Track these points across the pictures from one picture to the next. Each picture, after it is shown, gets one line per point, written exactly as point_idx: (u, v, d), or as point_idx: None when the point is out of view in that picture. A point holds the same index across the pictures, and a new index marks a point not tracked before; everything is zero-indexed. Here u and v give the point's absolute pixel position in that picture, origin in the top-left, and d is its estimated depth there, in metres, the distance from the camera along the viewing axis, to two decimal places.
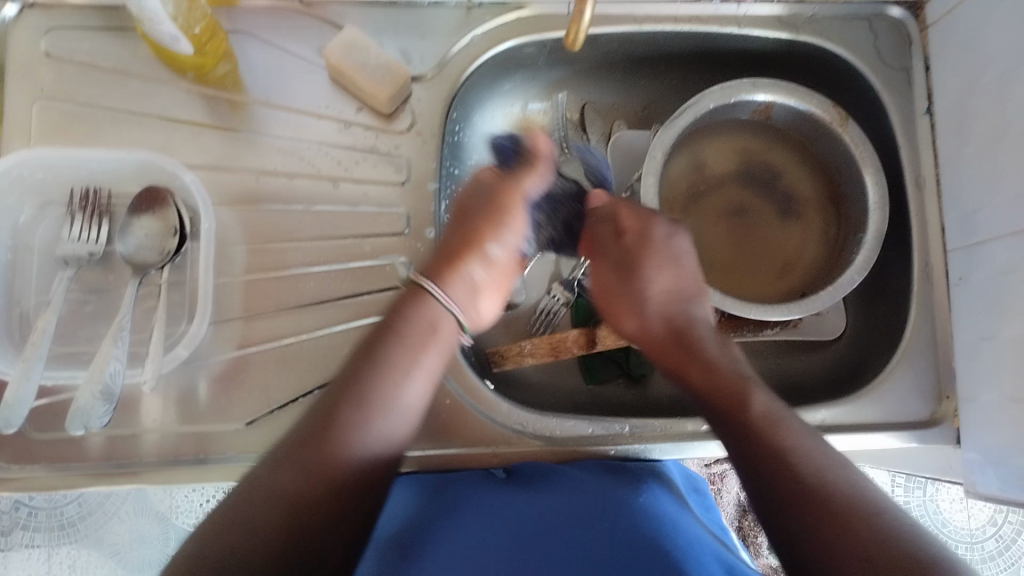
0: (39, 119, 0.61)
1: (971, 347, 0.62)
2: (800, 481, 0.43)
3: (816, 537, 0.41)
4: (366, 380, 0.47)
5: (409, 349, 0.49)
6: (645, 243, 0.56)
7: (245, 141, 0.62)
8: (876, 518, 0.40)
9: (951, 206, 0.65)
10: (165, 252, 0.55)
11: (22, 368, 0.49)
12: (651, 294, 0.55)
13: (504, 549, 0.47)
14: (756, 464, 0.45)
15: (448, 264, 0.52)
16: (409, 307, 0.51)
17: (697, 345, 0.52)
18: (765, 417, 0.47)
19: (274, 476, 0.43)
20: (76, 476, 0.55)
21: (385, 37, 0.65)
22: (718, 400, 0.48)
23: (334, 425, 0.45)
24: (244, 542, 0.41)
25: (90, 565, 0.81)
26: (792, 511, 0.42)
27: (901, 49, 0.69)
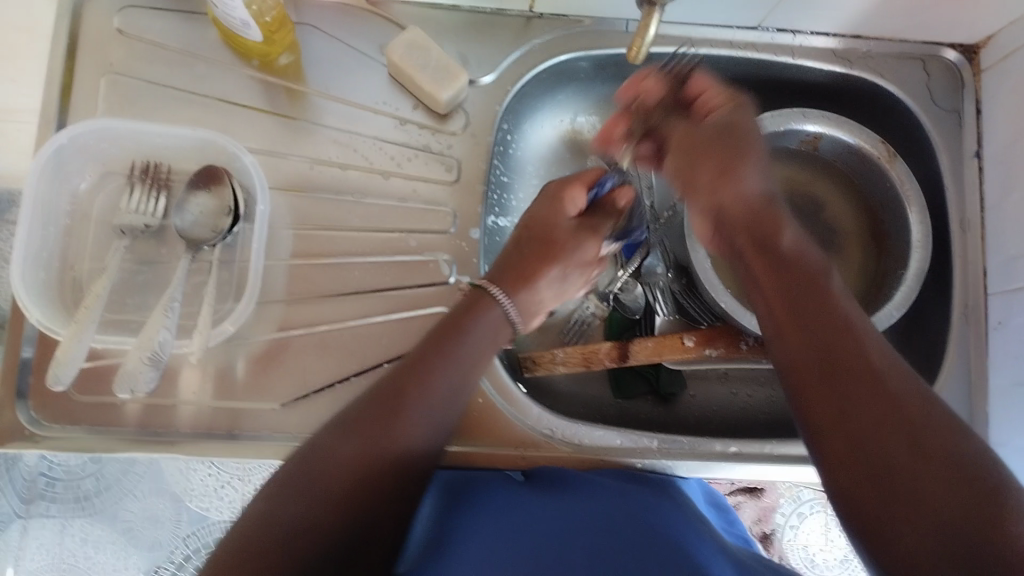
0: (107, 92, 0.63)
1: (1006, 393, 0.62)
2: (861, 362, 0.44)
3: (889, 449, 0.40)
4: (417, 369, 0.50)
5: (467, 350, 0.53)
6: (734, 138, 0.55)
7: (302, 130, 0.63)
8: (928, 404, 0.42)
9: (994, 251, 0.65)
10: (218, 230, 0.57)
11: (76, 328, 0.50)
12: (742, 182, 0.53)
13: (541, 528, 0.49)
14: (832, 333, 0.45)
15: (516, 277, 0.58)
16: (476, 310, 0.55)
17: (776, 224, 0.52)
18: (835, 300, 0.47)
19: (334, 444, 0.46)
20: (112, 440, 0.56)
21: (446, 40, 0.66)
22: (795, 281, 0.48)
23: (386, 408, 0.47)
24: (296, 511, 0.43)
25: (102, 540, 0.78)
26: (851, 393, 0.43)
27: (954, 91, 0.70)
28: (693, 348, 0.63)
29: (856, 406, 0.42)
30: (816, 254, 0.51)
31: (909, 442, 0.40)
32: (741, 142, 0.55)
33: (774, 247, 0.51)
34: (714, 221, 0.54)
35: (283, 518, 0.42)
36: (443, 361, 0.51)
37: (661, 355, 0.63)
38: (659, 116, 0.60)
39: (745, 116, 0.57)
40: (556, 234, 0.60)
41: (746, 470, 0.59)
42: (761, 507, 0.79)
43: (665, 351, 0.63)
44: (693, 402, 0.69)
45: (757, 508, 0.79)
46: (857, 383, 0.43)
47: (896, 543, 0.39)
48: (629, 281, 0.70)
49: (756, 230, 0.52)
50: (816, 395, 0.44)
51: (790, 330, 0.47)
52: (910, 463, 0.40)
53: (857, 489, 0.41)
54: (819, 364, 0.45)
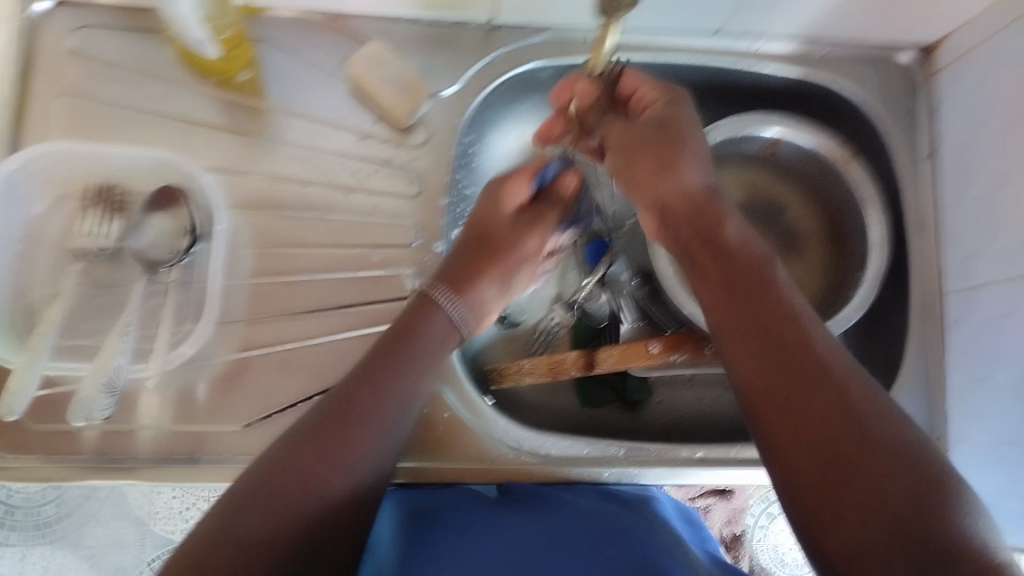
0: (61, 113, 0.61)
1: (966, 390, 0.63)
2: (803, 357, 0.43)
3: (840, 441, 0.40)
4: (367, 378, 0.49)
5: (421, 362, 0.52)
6: (673, 126, 0.54)
7: (262, 147, 0.63)
8: (874, 399, 0.42)
9: (952, 251, 0.66)
10: (176, 251, 0.57)
11: (27, 357, 0.49)
12: (684, 180, 0.52)
13: (509, 560, 0.48)
14: (763, 317, 0.46)
15: (461, 279, 0.57)
16: (418, 317, 0.54)
17: (719, 217, 0.51)
18: (777, 292, 0.47)
19: (295, 459, 0.45)
20: (71, 469, 0.55)
21: (406, 53, 0.66)
22: (741, 268, 0.48)
23: (339, 418, 0.47)
24: (248, 527, 0.42)
25: (65, 567, 0.77)
26: (796, 385, 0.42)
27: (909, 94, 0.71)
28: (657, 355, 0.63)
29: (801, 399, 0.42)
30: (759, 245, 0.50)
31: (855, 431, 0.40)
32: (689, 140, 0.53)
33: (715, 236, 0.50)
34: (658, 216, 0.53)
35: (236, 541, 0.41)
36: (394, 370, 0.51)
37: (627, 363, 0.63)
38: (596, 116, 0.58)
39: (683, 109, 0.55)
40: (494, 234, 0.61)
41: (710, 475, 0.59)
42: (732, 508, 0.78)
43: (630, 359, 0.63)
44: (660, 409, 0.69)
45: (728, 510, 0.78)
46: (799, 375, 0.43)
47: (841, 535, 0.38)
48: (594, 288, 0.70)
49: (698, 218, 0.51)
50: (759, 380, 0.44)
51: (727, 310, 0.47)
52: (858, 457, 0.39)
53: (803, 483, 0.40)
54: (760, 352, 0.44)
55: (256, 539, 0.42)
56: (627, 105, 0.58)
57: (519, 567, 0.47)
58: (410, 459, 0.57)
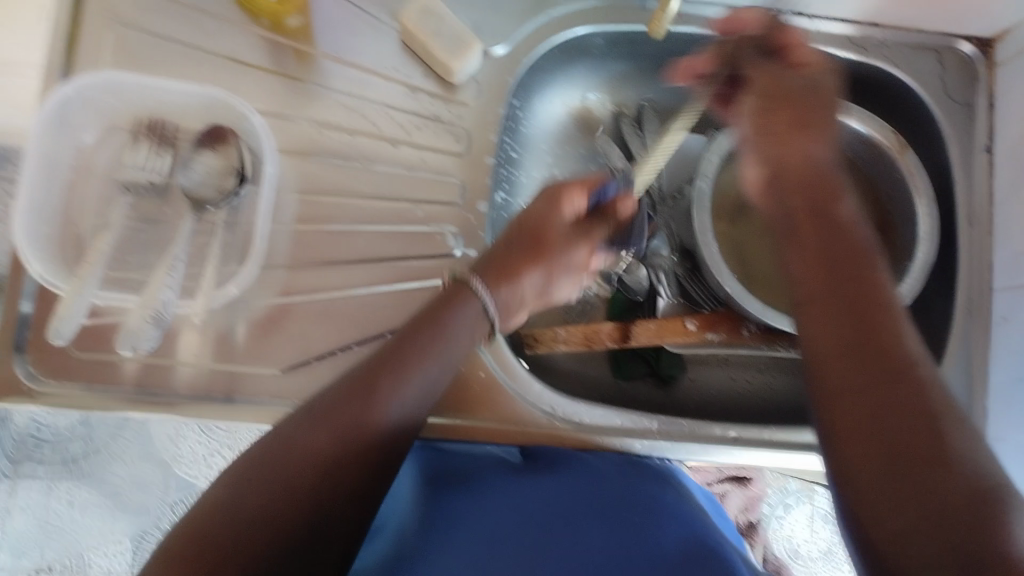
0: (113, 45, 0.61)
1: (1007, 386, 0.62)
2: (883, 350, 0.43)
3: (907, 437, 0.39)
4: (383, 361, 0.49)
5: (449, 330, 0.51)
6: (817, 102, 0.55)
7: (310, 93, 0.62)
8: (953, 406, 0.41)
9: (1002, 246, 0.65)
10: (224, 192, 0.57)
11: (76, 284, 0.50)
12: (811, 154, 0.54)
13: (535, 527, 0.48)
14: (862, 308, 0.46)
15: (501, 272, 0.54)
16: (452, 300, 0.53)
17: (830, 202, 0.52)
18: (880, 299, 0.46)
19: (302, 434, 0.45)
20: (109, 398, 0.56)
21: (459, 8, 0.65)
22: (851, 261, 0.48)
23: (351, 396, 0.46)
24: (256, 504, 0.43)
25: (88, 502, 0.81)
26: (876, 376, 0.42)
27: (968, 84, 0.69)
28: (694, 332, 0.63)
29: (874, 386, 0.42)
30: (867, 235, 0.51)
31: (922, 430, 0.40)
32: (800, 105, 0.55)
33: (825, 213, 0.51)
34: (769, 180, 0.54)
35: (239, 501, 0.43)
36: (416, 354, 0.49)
37: (663, 338, 0.63)
38: (748, 55, 0.58)
39: (829, 83, 0.57)
40: (546, 235, 0.56)
41: (745, 454, 0.59)
42: (749, 495, 0.81)
43: (667, 334, 0.63)
44: (693, 386, 0.69)
45: (746, 497, 0.81)
46: (881, 362, 0.43)
47: (885, 512, 0.38)
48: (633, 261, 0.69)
49: (812, 197, 0.52)
50: (841, 367, 0.44)
51: (821, 289, 0.48)
52: (918, 447, 0.39)
53: (865, 477, 0.40)
54: (851, 342, 0.44)
55: (254, 495, 0.43)
56: (784, 56, 0.57)
57: (548, 532, 0.48)
58: (444, 416, 0.58)
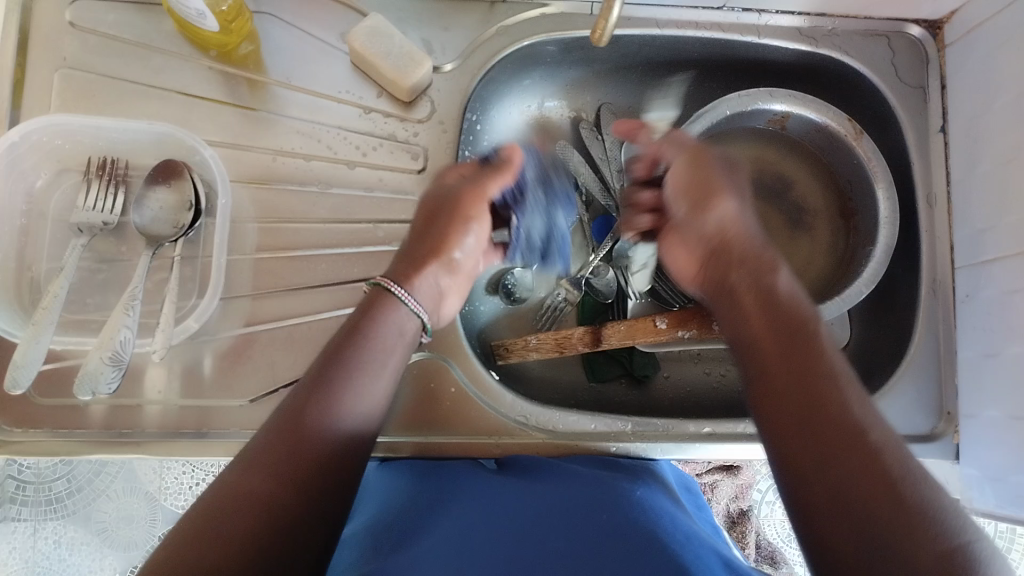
0: (61, 86, 0.61)
1: (975, 364, 0.62)
2: (833, 406, 0.44)
3: (871, 506, 0.40)
4: (324, 388, 0.47)
5: (370, 351, 0.50)
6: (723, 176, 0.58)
7: (263, 120, 0.62)
8: (910, 467, 0.42)
9: (960, 226, 0.65)
10: (180, 226, 0.56)
11: (32, 331, 0.49)
12: (721, 216, 0.57)
13: (508, 533, 0.47)
14: (808, 377, 0.46)
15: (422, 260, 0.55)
16: (375, 311, 0.52)
17: (763, 273, 0.53)
18: (825, 364, 0.47)
19: (237, 474, 0.43)
20: (78, 444, 0.55)
21: (408, 26, 0.65)
22: (789, 338, 0.49)
23: (297, 426, 0.45)
24: (193, 551, 0.39)
25: (75, 541, 0.81)
26: (828, 431, 0.43)
27: (920, 67, 0.69)
28: (665, 330, 0.62)
29: (836, 457, 0.42)
30: (811, 307, 0.52)
31: (884, 500, 0.40)
32: (714, 180, 0.58)
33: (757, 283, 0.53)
34: (708, 256, 0.57)
35: (207, 548, 0.39)
36: (358, 371, 0.49)
37: (634, 338, 0.63)
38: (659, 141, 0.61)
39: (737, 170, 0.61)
40: (437, 212, 0.56)
41: (720, 448, 0.59)
42: (739, 485, 0.81)
43: (638, 334, 0.63)
44: (668, 384, 0.69)
45: (735, 487, 0.81)
46: (839, 431, 0.43)
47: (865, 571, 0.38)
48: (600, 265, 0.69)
49: (750, 270, 0.54)
50: (801, 437, 0.44)
51: (769, 370, 0.48)
52: (871, 488, 0.40)
53: (839, 547, 0.40)
54: (801, 409, 0.45)
55: (219, 545, 0.39)
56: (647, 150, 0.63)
57: (530, 528, 0.48)
58: (417, 433, 0.57)
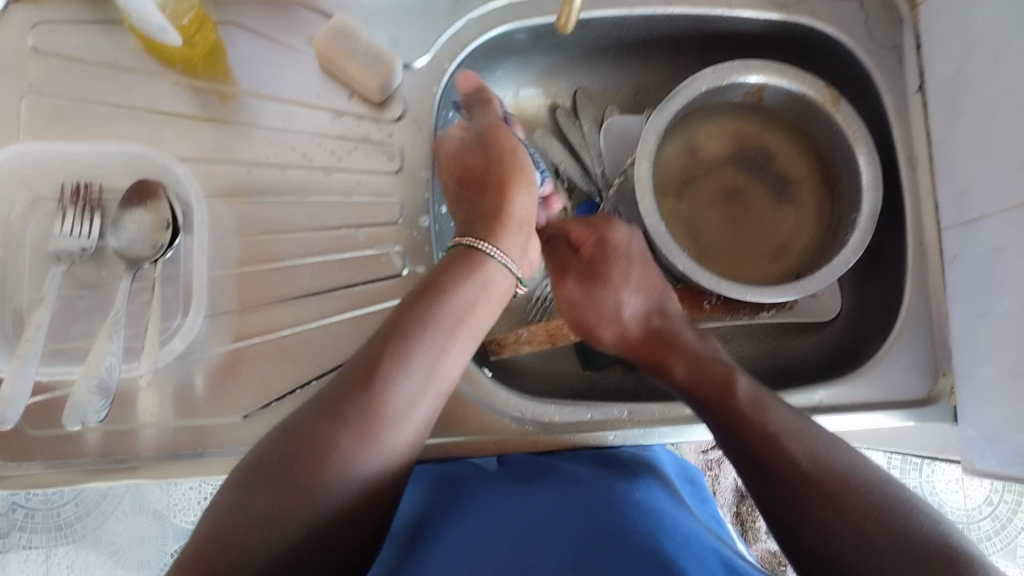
0: (29, 114, 0.60)
1: (968, 325, 0.61)
2: (789, 471, 0.47)
3: (844, 542, 0.44)
4: (424, 355, 0.49)
5: (447, 306, 0.51)
6: (607, 253, 0.60)
7: (235, 132, 0.61)
8: (868, 493, 0.45)
9: (944, 186, 0.64)
10: (158, 245, 0.55)
11: (17, 364, 0.49)
12: (622, 302, 0.59)
13: (508, 539, 0.47)
14: (758, 437, 0.49)
15: (505, 225, 0.56)
16: (457, 267, 0.53)
17: (666, 361, 0.57)
18: (768, 418, 0.50)
19: (297, 422, 0.46)
20: (74, 473, 0.55)
21: (375, 25, 0.64)
22: (724, 400, 0.52)
23: (389, 386, 0.47)
24: (258, 502, 0.43)
25: (89, 565, 0.82)
26: (801, 499, 0.46)
27: (894, 28, 0.69)
28: None
29: (810, 506, 0.46)
30: (721, 363, 0.54)
31: (857, 528, 0.44)
32: (586, 309, 0.60)
33: (671, 366, 0.56)
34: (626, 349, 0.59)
35: (286, 490, 0.43)
36: (451, 337, 0.51)
37: None
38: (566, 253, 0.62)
39: (610, 237, 0.60)
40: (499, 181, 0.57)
41: None
42: None
43: None
44: None
45: None
46: (802, 485, 0.47)
47: None
48: None
49: (674, 350, 0.57)
50: (777, 493, 0.48)
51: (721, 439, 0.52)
52: (847, 528, 0.44)
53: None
54: (763, 468, 0.49)
55: (289, 491, 0.43)
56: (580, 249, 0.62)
57: (534, 533, 0.48)
58: None
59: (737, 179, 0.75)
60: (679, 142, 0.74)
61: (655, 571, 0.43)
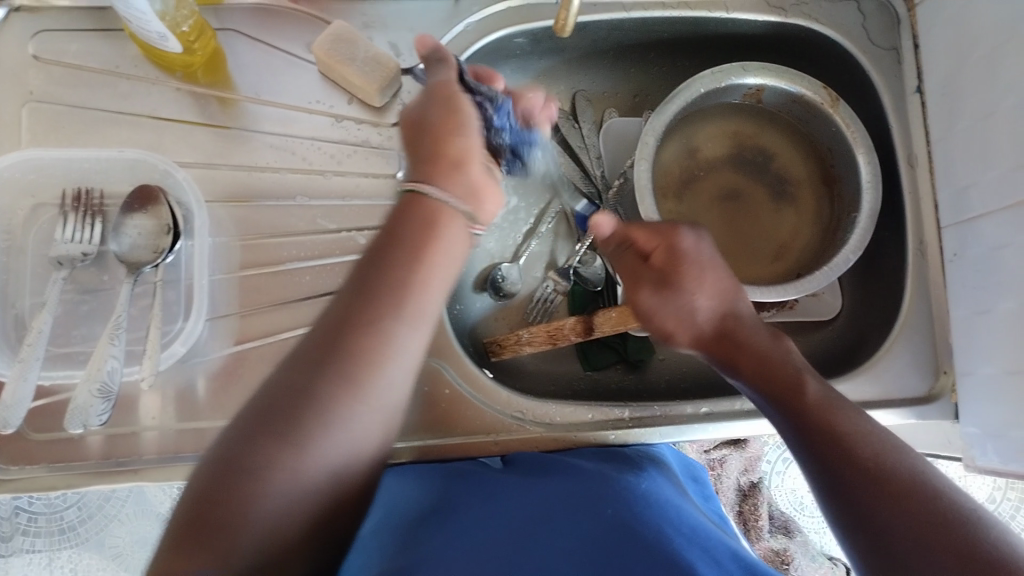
0: (30, 120, 0.61)
1: (968, 322, 0.61)
2: (846, 466, 0.45)
3: (908, 542, 0.41)
4: (391, 303, 0.45)
5: (417, 246, 0.47)
6: (678, 258, 0.54)
7: (235, 137, 0.62)
8: (938, 498, 0.42)
9: (943, 185, 0.64)
10: (160, 249, 0.56)
11: (19, 368, 0.49)
12: (697, 305, 0.54)
13: (513, 530, 0.47)
14: (825, 434, 0.47)
15: (439, 161, 0.49)
16: (409, 212, 0.48)
17: (734, 366, 0.53)
18: (834, 416, 0.48)
19: (289, 378, 0.43)
20: (76, 476, 0.55)
21: (373, 30, 0.65)
22: (794, 396, 0.49)
23: (359, 339, 0.43)
24: (254, 463, 0.40)
25: (92, 567, 0.83)
26: (859, 495, 0.44)
27: (891, 29, 0.69)
28: None
29: (871, 506, 0.43)
30: (794, 364, 0.52)
31: (920, 530, 0.41)
32: (658, 318, 0.54)
33: (738, 368, 0.52)
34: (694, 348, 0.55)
35: (270, 453, 0.40)
36: (422, 285, 0.47)
37: (626, 324, 0.62)
38: (627, 258, 0.56)
39: (680, 246, 0.54)
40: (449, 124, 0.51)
41: (719, 428, 0.59)
42: (747, 458, 0.84)
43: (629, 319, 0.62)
44: (663, 366, 0.69)
45: (744, 458, 0.84)
46: (866, 484, 0.44)
47: None
48: (587, 253, 0.69)
49: (749, 348, 0.53)
50: (836, 491, 0.45)
51: (788, 439, 0.49)
52: (913, 529, 0.41)
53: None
54: (826, 464, 0.46)
55: (269, 460, 0.40)
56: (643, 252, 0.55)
57: (539, 527, 0.48)
58: (416, 437, 0.57)
59: (736, 180, 0.75)
60: (678, 143, 0.74)
61: (659, 564, 0.43)
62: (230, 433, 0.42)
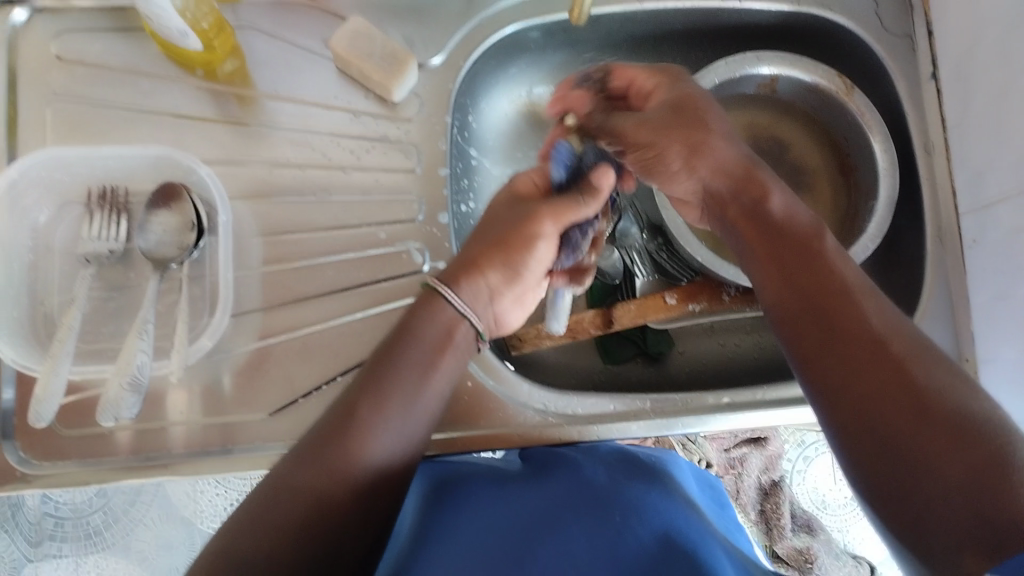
0: (55, 122, 0.61)
1: (990, 308, 0.61)
2: (847, 322, 0.43)
3: (889, 412, 0.40)
4: (401, 394, 0.47)
5: (426, 349, 0.49)
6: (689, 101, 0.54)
7: (255, 134, 0.62)
8: (937, 365, 0.41)
9: (961, 172, 0.64)
10: (184, 246, 0.56)
11: (50, 363, 0.50)
12: (712, 129, 0.52)
13: (527, 538, 0.47)
14: (822, 302, 0.45)
15: (472, 279, 0.52)
16: (423, 311, 0.51)
17: (767, 194, 0.50)
18: (837, 276, 0.46)
19: (295, 470, 0.44)
20: (107, 472, 0.56)
21: (389, 25, 0.65)
22: (793, 257, 0.47)
23: (360, 429, 0.45)
24: (254, 547, 0.41)
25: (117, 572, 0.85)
26: (855, 347, 0.42)
27: (906, 15, 0.69)
28: (676, 305, 0.65)
29: (859, 374, 0.42)
30: (808, 219, 0.50)
31: (907, 399, 0.39)
32: (661, 127, 0.53)
33: (757, 211, 0.50)
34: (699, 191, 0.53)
35: (270, 532, 0.42)
36: (424, 381, 0.49)
37: (646, 316, 0.65)
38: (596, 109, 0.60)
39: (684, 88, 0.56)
40: (498, 248, 0.52)
41: (741, 419, 0.58)
42: (767, 457, 0.88)
43: (649, 312, 0.65)
44: (683, 358, 0.69)
45: (764, 457, 0.88)
46: (859, 344, 0.42)
47: (901, 479, 0.38)
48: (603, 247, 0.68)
49: (745, 198, 0.51)
50: (825, 361, 0.43)
51: (774, 301, 0.48)
52: (894, 390, 0.40)
53: (868, 453, 0.40)
54: (820, 332, 0.44)
55: (269, 536, 0.42)
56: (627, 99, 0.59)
57: (555, 534, 0.47)
58: (440, 431, 0.58)
59: None
60: None
61: None
62: (250, 499, 0.44)
